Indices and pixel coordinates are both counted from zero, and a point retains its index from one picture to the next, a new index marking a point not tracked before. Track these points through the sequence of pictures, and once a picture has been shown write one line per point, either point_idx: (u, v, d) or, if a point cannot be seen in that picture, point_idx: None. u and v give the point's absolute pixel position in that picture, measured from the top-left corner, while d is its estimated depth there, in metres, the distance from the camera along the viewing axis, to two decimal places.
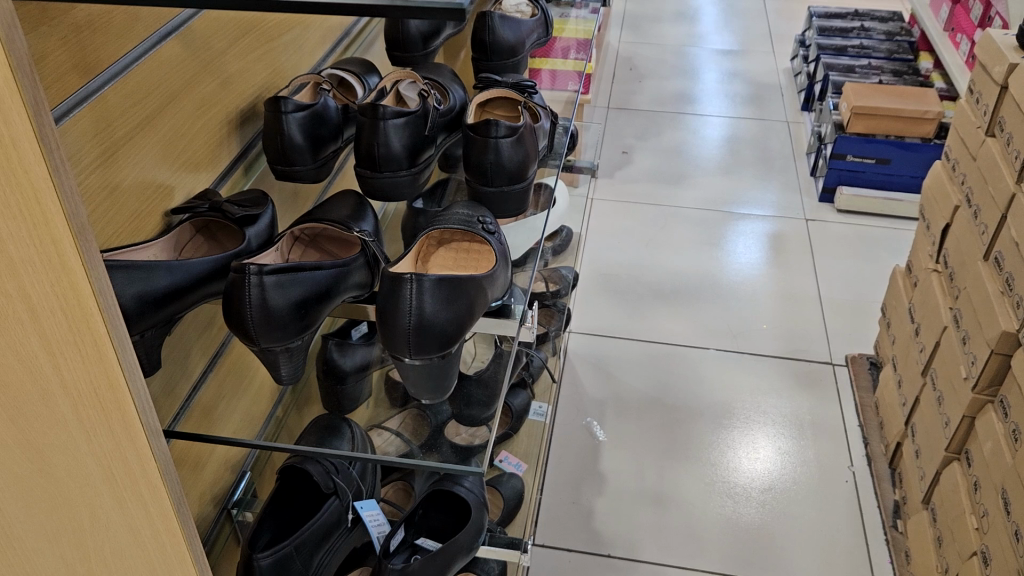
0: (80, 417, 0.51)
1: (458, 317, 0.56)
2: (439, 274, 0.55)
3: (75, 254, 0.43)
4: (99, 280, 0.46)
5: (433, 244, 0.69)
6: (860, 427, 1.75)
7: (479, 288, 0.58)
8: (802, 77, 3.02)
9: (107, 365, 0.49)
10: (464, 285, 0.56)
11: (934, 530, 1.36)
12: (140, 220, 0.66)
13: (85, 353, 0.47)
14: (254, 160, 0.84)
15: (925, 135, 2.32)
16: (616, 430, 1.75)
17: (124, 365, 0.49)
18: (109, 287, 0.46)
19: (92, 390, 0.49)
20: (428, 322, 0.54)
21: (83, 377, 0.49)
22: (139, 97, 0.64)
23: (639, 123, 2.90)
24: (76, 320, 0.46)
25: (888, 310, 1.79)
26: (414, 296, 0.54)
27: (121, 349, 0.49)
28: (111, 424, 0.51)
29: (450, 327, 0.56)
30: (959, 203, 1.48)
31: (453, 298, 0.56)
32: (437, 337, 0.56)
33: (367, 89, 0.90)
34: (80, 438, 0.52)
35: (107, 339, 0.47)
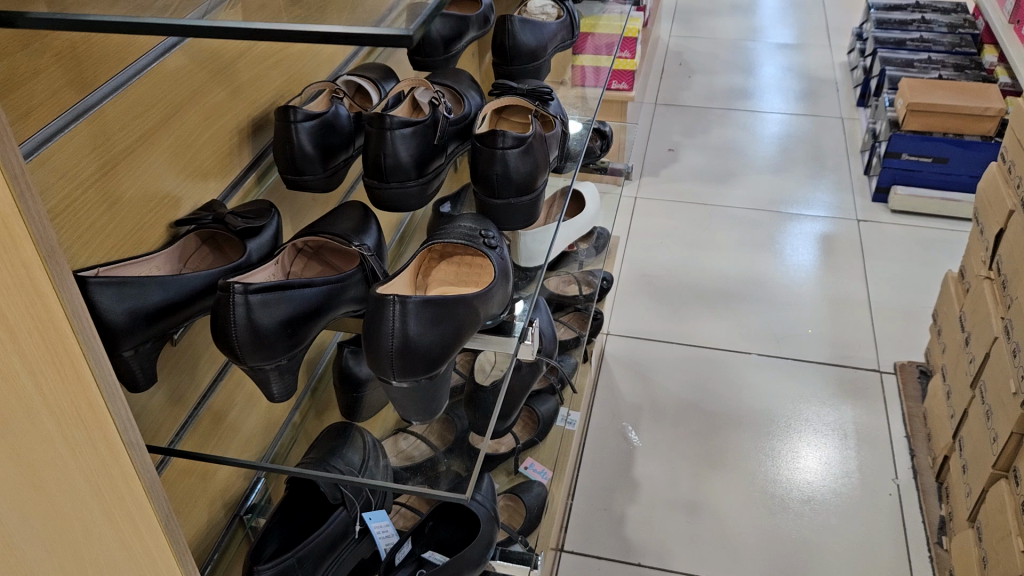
0: (64, 436, 0.50)
1: (443, 339, 0.55)
2: (423, 295, 0.53)
3: (44, 277, 0.44)
4: (71, 301, 0.46)
5: (435, 258, 0.68)
6: (907, 437, 1.69)
7: (471, 306, 0.57)
8: (859, 72, 2.93)
9: (86, 383, 0.49)
10: (453, 303, 0.55)
11: (980, 550, 1.30)
12: (143, 232, 0.66)
13: (62, 373, 0.48)
14: (269, 168, 0.84)
15: (985, 133, 2.21)
16: (651, 436, 1.72)
17: (100, 381, 0.49)
18: (82, 308, 0.47)
19: (72, 408, 0.49)
20: (412, 344, 0.53)
21: (62, 396, 0.49)
22: (141, 110, 0.64)
23: (687, 119, 2.85)
24: (52, 341, 0.46)
25: (939, 316, 1.73)
26: (398, 318, 0.53)
27: (98, 368, 0.49)
28: (95, 441, 0.51)
29: (435, 349, 0.54)
30: (1013, 207, 1.41)
31: (438, 320, 0.54)
32: (422, 360, 0.54)
33: (383, 95, 0.90)
34: (67, 455, 0.51)
35: (82, 358, 0.48)
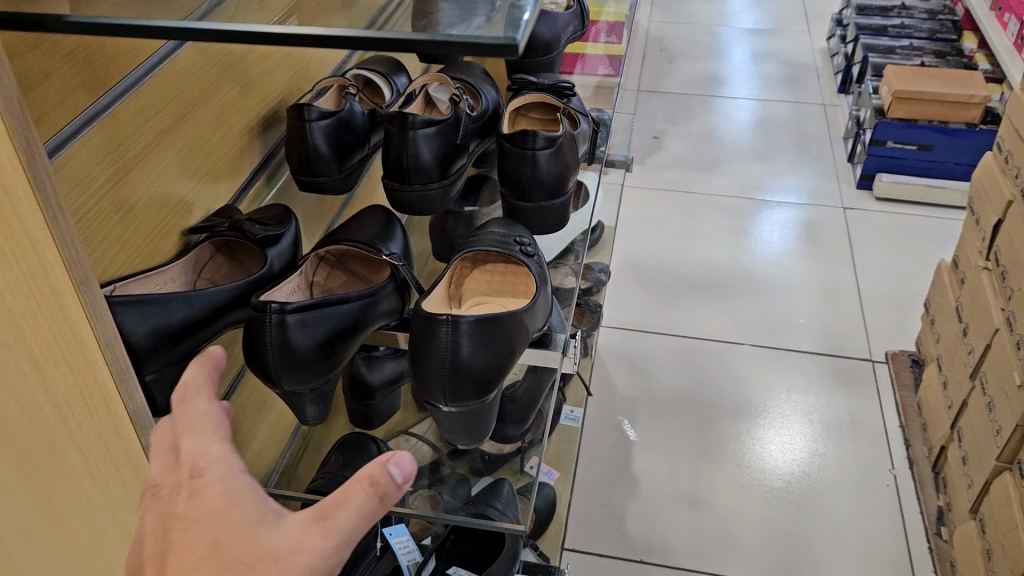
0: (92, 472, 0.48)
1: (494, 360, 0.56)
2: (474, 316, 0.55)
3: (76, 303, 0.42)
4: (103, 329, 0.44)
5: (467, 266, 0.65)
6: (901, 427, 1.70)
7: (520, 325, 0.58)
8: (840, 58, 2.92)
9: (116, 417, 0.46)
10: (504, 323, 0.57)
11: (983, 543, 1.30)
12: (156, 242, 0.62)
13: (91, 404, 0.45)
14: (278, 168, 0.80)
15: (970, 120, 2.21)
16: (648, 430, 1.71)
17: (132, 413, 0.47)
18: (115, 336, 0.45)
19: (100, 442, 0.47)
20: (463, 365, 0.55)
21: (90, 430, 0.46)
22: (154, 110, 0.60)
23: (669, 106, 2.82)
24: (81, 371, 0.44)
25: (932, 305, 1.73)
26: (450, 339, 0.55)
27: (128, 398, 0.47)
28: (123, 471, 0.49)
29: (484, 370, 0.56)
30: (1011, 197, 1.41)
31: (489, 341, 0.56)
32: (473, 381, 0.56)
33: (394, 91, 0.86)
34: (93, 491, 0.49)
35: (114, 389, 0.45)
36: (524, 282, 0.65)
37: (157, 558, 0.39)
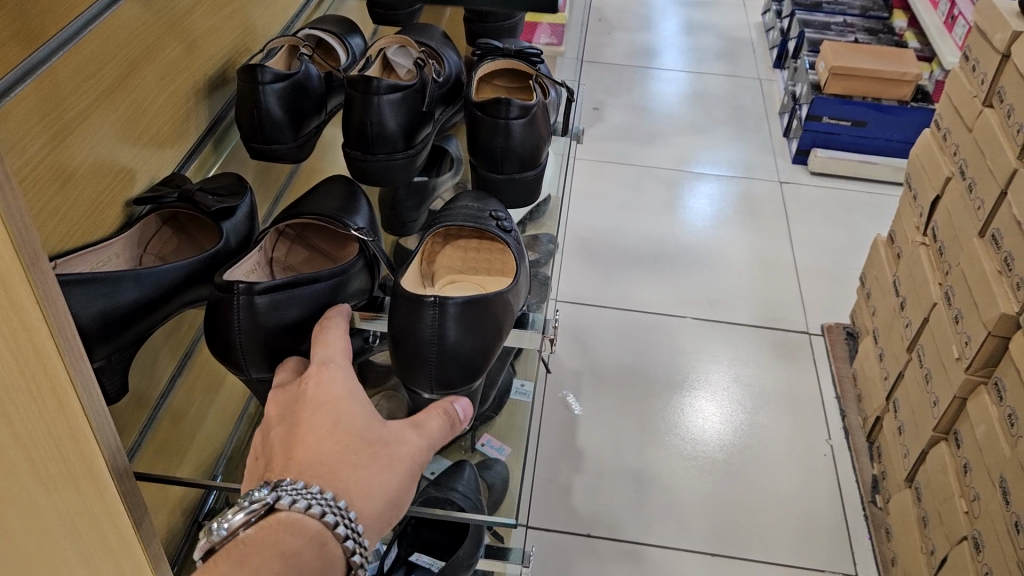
0: (39, 476, 0.42)
1: (476, 343, 0.63)
2: (458, 300, 0.62)
3: (25, 288, 0.35)
4: (57, 316, 0.38)
5: (439, 243, 0.72)
6: (838, 398, 1.74)
7: (501, 307, 0.65)
8: (775, 34, 2.95)
9: (72, 413, 0.41)
10: (484, 305, 0.64)
11: (919, 510, 1.35)
12: (97, 214, 0.57)
13: (41, 402, 0.39)
14: (226, 132, 0.75)
15: (902, 98, 2.26)
16: (593, 404, 1.70)
17: (90, 409, 0.41)
18: (68, 322, 0.38)
19: (52, 440, 0.41)
20: (448, 345, 0.62)
21: (40, 429, 0.40)
22: (96, 67, 0.54)
23: (608, 77, 2.81)
24: (30, 363, 0.38)
25: (867, 279, 1.77)
26: (436, 322, 0.62)
27: (85, 390, 0.41)
28: (76, 474, 0.43)
29: (468, 351, 0.63)
30: (951, 174, 1.44)
31: (472, 325, 0.63)
32: (456, 361, 0.63)
33: (350, 53, 0.81)
34: (41, 494, 0.43)
35: (69, 383, 0.39)
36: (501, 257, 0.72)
37: (288, 432, 0.53)
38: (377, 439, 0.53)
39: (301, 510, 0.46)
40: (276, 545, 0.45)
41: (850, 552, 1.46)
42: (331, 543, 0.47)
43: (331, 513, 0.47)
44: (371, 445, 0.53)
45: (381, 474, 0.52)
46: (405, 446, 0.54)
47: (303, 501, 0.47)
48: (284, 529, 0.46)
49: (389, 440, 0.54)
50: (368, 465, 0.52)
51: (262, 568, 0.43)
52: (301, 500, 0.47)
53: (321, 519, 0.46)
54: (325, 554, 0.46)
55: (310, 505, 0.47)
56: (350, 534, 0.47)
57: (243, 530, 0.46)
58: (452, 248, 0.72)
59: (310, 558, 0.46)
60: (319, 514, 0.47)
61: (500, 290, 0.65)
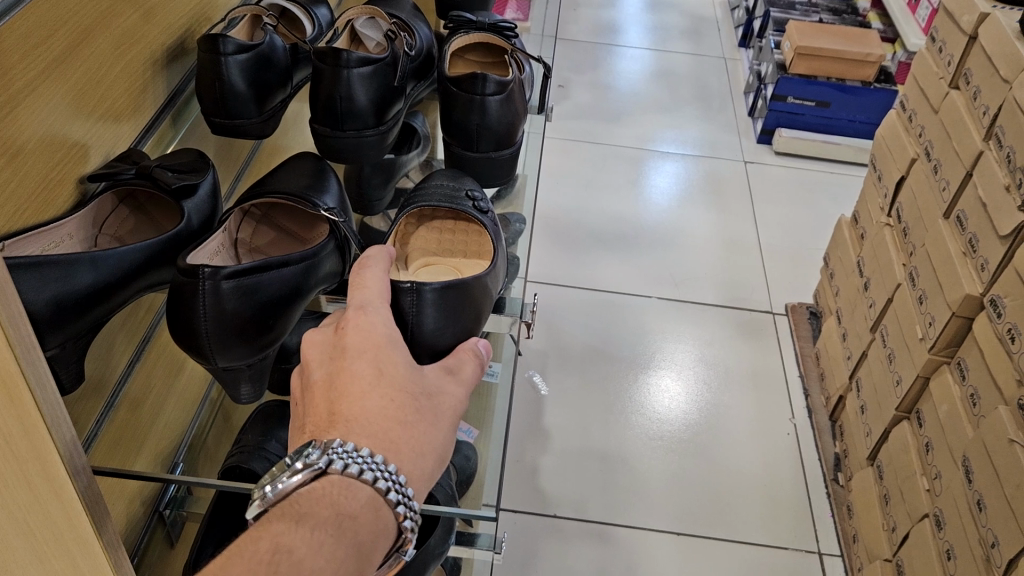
0: None
1: (451, 329, 0.64)
2: (435, 286, 0.62)
3: None
4: (7, 302, 0.35)
5: (413, 224, 0.72)
6: (800, 377, 1.75)
7: (475, 292, 0.66)
8: (741, 13, 2.95)
9: (25, 408, 0.38)
10: (460, 291, 0.64)
11: (881, 488, 1.37)
12: (49, 191, 0.53)
13: None
14: (185, 106, 0.71)
15: (866, 78, 2.27)
16: (558, 384, 1.70)
17: (43, 402, 0.39)
18: (18, 309, 0.36)
19: (5, 441, 0.38)
20: (424, 331, 0.62)
21: None
22: (47, 34, 0.51)
23: (573, 54, 2.78)
24: None
25: (831, 259, 1.79)
26: (414, 308, 0.61)
27: (39, 385, 0.38)
28: (30, 473, 0.40)
29: (443, 337, 0.63)
30: (916, 155, 1.45)
31: (448, 312, 0.63)
32: (431, 347, 0.62)
33: (316, 24, 0.78)
34: None
35: (20, 377, 0.37)
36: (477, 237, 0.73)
37: (329, 380, 0.52)
38: (423, 391, 0.53)
39: (352, 477, 0.46)
40: (331, 507, 0.45)
41: (812, 530, 1.47)
42: (383, 507, 0.47)
43: (383, 479, 0.47)
44: (414, 397, 0.52)
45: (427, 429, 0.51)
46: (443, 398, 0.54)
47: (354, 466, 0.46)
48: (338, 492, 0.46)
49: (429, 390, 0.54)
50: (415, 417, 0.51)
51: (316, 529, 0.43)
52: (353, 465, 0.46)
53: (373, 485, 0.46)
54: (378, 519, 0.46)
55: (361, 470, 0.46)
56: (402, 500, 0.47)
57: (298, 488, 0.47)
58: (427, 229, 0.73)
59: (364, 522, 0.46)
60: (371, 479, 0.46)
61: (474, 277, 0.66)
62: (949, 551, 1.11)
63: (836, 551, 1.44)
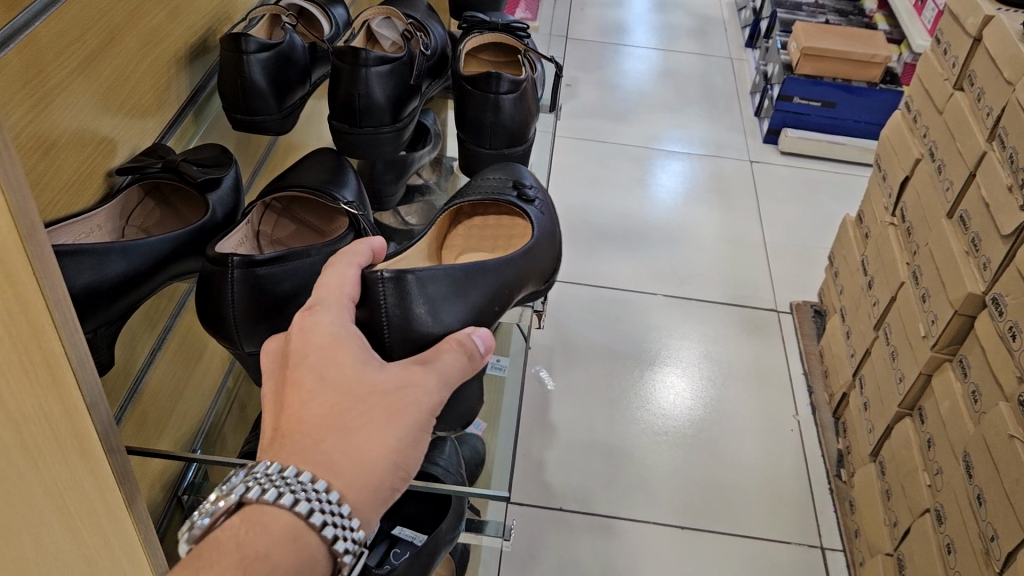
0: (30, 453, 0.41)
1: (432, 318, 0.61)
2: (415, 273, 0.60)
3: (21, 261, 0.35)
4: (53, 289, 0.37)
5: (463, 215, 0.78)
6: (804, 374, 1.77)
7: (489, 276, 0.66)
8: (748, 14, 2.96)
9: (65, 388, 0.40)
10: (441, 277, 0.62)
11: (883, 483, 1.38)
12: (77, 184, 0.55)
13: (35, 377, 0.39)
14: (206, 103, 0.73)
15: (872, 79, 2.28)
16: (564, 379, 1.72)
17: (83, 385, 0.41)
18: (63, 297, 0.38)
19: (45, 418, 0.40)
20: (403, 321, 0.59)
21: (31, 404, 0.40)
22: (78, 33, 0.53)
23: (580, 54, 2.80)
24: (24, 336, 0.37)
25: (836, 258, 1.80)
26: (388, 296, 0.58)
27: (80, 367, 0.41)
28: (68, 449, 0.43)
29: (424, 326, 0.60)
30: (920, 155, 1.46)
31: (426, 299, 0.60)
32: (413, 337, 0.60)
33: (334, 23, 0.80)
34: (30, 471, 0.42)
35: (63, 359, 0.39)
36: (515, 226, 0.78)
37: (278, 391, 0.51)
38: (375, 389, 0.50)
39: (269, 501, 0.44)
40: (248, 535, 0.43)
41: (815, 525, 1.49)
42: (308, 533, 0.44)
43: (304, 501, 0.44)
44: (364, 398, 0.49)
45: (381, 433, 0.48)
46: (406, 387, 0.51)
47: (271, 490, 0.45)
48: (257, 520, 0.44)
49: (388, 385, 0.51)
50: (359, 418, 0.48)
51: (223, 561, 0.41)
52: (269, 489, 0.45)
53: (292, 510, 0.44)
54: (302, 546, 0.44)
55: (278, 495, 0.44)
56: (326, 522, 0.44)
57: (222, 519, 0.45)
58: (468, 224, 0.79)
59: (282, 552, 0.43)
60: (289, 503, 0.44)
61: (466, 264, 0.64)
62: (949, 546, 1.12)
63: (837, 545, 1.46)
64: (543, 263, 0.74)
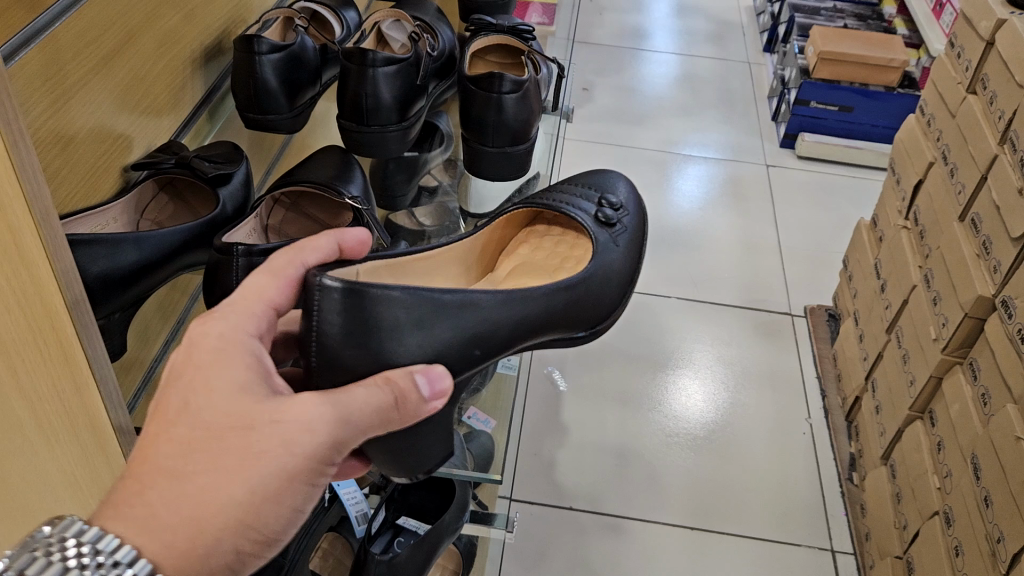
0: (35, 403, 0.48)
1: (370, 351, 0.58)
2: (377, 289, 0.58)
3: (33, 238, 0.41)
4: (62, 263, 0.44)
5: (544, 221, 0.84)
6: (817, 377, 1.77)
7: (499, 314, 0.64)
8: (766, 18, 2.96)
9: (70, 349, 0.47)
10: (401, 308, 0.58)
11: (893, 486, 1.38)
12: (94, 178, 0.58)
13: (42, 340, 0.45)
14: (220, 102, 0.76)
15: (889, 84, 2.28)
16: (577, 380, 1.73)
17: (86, 346, 0.48)
18: (73, 271, 0.45)
19: (51, 374, 0.47)
20: (329, 339, 0.57)
21: (40, 363, 0.46)
22: (96, 35, 0.55)
23: (598, 58, 2.81)
24: (33, 304, 0.43)
25: (850, 262, 1.80)
26: (322, 307, 0.57)
27: (84, 332, 0.47)
28: (69, 400, 0.49)
29: (360, 355, 0.58)
30: (933, 159, 1.46)
31: (369, 329, 0.57)
32: (339, 360, 0.58)
33: (345, 26, 0.83)
34: (32, 420, 0.49)
35: (69, 323, 0.46)
36: (581, 250, 0.80)
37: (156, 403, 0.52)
38: (236, 423, 0.50)
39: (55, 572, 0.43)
40: None
41: (826, 528, 1.49)
42: None
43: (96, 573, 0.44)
44: (223, 434, 0.50)
45: (223, 482, 0.49)
46: (277, 426, 0.51)
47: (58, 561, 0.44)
48: None
49: (259, 419, 0.51)
50: (204, 462, 0.49)
51: None
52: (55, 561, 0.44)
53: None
54: None
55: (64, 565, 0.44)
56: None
57: None
58: (542, 236, 0.83)
59: None
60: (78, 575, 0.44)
61: (442, 299, 0.60)
62: (958, 548, 1.12)
63: (848, 548, 1.46)
64: (591, 304, 0.74)
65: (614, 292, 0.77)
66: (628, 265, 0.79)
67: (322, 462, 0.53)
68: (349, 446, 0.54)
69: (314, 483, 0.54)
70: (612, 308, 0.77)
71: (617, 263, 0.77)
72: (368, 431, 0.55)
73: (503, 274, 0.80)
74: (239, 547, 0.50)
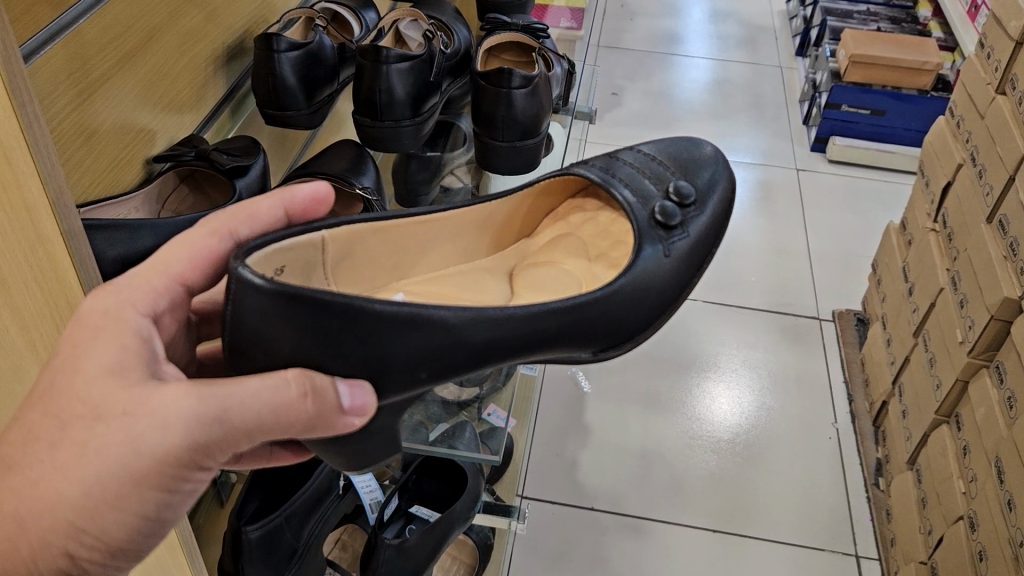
0: (28, 315, 0.54)
1: (295, 347, 0.55)
2: (308, 293, 0.53)
3: (37, 193, 0.46)
4: (66, 215, 0.48)
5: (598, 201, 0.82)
6: (845, 382, 1.75)
7: (490, 329, 0.61)
8: (799, 22, 2.94)
9: (65, 282, 0.52)
10: (338, 316, 0.55)
11: (919, 491, 1.37)
12: (119, 169, 0.61)
13: (39, 270, 0.50)
14: (243, 99, 0.79)
15: (922, 87, 2.25)
16: (601, 382, 1.73)
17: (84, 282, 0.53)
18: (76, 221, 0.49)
19: (45, 296, 0.53)
20: (245, 322, 0.54)
21: (39, 286, 0.52)
22: (118, 33, 0.58)
23: (627, 63, 2.82)
24: (32, 242, 0.48)
25: (879, 266, 1.78)
26: (242, 292, 0.53)
27: (83, 269, 0.52)
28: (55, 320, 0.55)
29: (280, 345, 0.55)
30: (962, 160, 1.45)
31: (299, 325, 0.54)
32: (253, 343, 0.55)
33: (364, 27, 0.85)
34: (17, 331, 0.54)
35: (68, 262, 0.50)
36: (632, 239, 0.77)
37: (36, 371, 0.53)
38: (94, 412, 0.50)
39: None
40: None
41: (850, 533, 1.48)
42: None
43: None
44: (73, 423, 0.50)
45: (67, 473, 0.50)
46: (126, 420, 0.50)
47: None
48: None
49: (111, 410, 0.50)
50: (40, 455, 0.50)
51: None
52: None
53: None
54: None
55: None
56: None
57: None
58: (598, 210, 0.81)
59: None
60: None
61: (396, 312, 0.56)
62: (981, 552, 1.10)
63: (873, 554, 1.45)
64: (619, 317, 0.70)
65: (650, 305, 0.72)
66: (678, 273, 0.74)
67: (183, 465, 0.52)
68: (222, 450, 0.52)
69: (172, 491, 0.53)
70: (644, 326, 0.72)
71: (656, 275, 0.72)
72: (262, 432, 0.53)
73: (540, 244, 0.81)
74: (76, 544, 0.51)
